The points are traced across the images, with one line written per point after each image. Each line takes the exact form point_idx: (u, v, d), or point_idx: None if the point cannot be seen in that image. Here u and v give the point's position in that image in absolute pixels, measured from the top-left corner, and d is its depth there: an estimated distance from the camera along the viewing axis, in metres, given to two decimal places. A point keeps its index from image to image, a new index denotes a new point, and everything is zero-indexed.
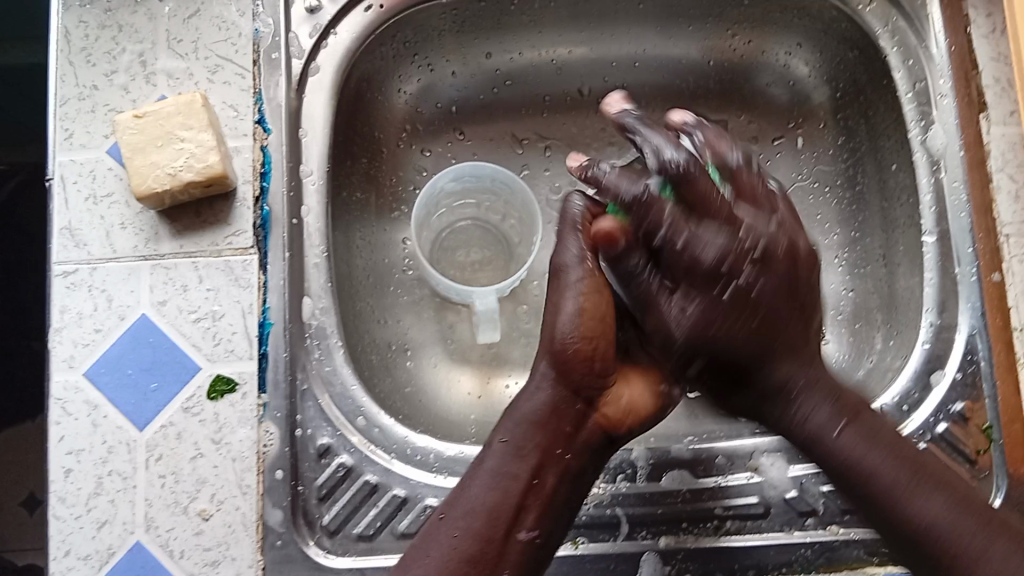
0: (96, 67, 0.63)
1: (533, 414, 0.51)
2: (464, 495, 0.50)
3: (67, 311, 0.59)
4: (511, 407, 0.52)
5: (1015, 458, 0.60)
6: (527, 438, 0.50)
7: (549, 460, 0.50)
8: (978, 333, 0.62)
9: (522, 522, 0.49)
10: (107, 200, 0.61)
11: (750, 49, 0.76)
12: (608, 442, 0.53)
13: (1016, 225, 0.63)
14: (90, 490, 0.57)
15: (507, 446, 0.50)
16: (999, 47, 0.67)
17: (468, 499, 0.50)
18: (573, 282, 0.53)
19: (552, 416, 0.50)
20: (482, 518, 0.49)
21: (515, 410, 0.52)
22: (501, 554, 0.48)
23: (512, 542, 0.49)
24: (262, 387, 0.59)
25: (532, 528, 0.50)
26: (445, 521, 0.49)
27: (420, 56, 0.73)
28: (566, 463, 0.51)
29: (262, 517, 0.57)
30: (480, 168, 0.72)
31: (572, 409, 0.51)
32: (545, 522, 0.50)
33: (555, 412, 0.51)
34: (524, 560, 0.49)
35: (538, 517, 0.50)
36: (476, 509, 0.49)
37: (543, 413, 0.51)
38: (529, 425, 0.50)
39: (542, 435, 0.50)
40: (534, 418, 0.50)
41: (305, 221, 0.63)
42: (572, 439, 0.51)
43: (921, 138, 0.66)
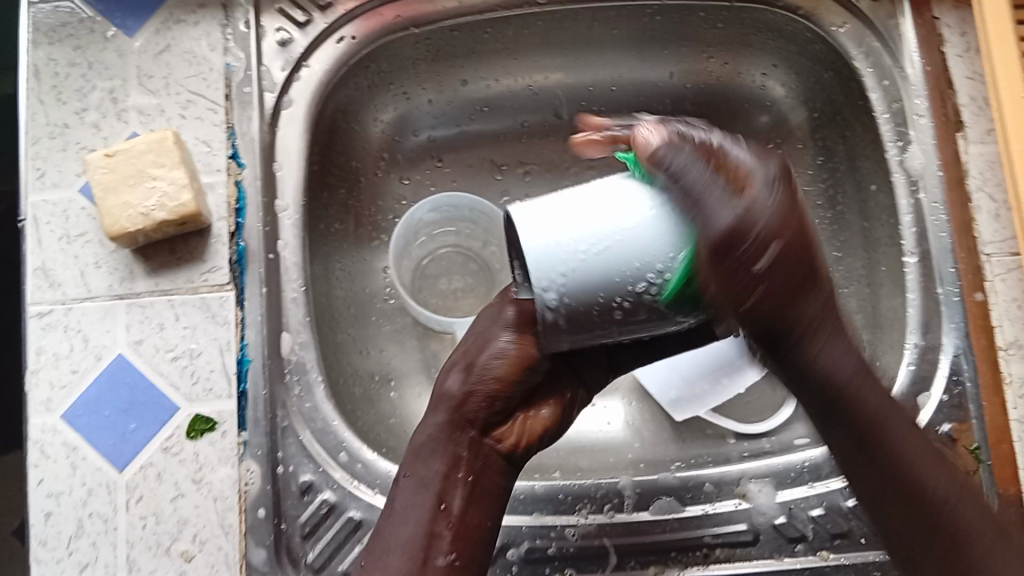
0: (66, 105, 0.62)
1: (426, 450, 0.49)
2: (375, 542, 0.48)
3: (43, 352, 0.58)
4: (407, 456, 0.51)
5: (1004, 477, 0.59)
6: (431, 470, 0.49)
7: (453, 485, 0.48)
8: (962, 354, 0.62)
9: (439, 545, 0.47)
10: (81, 239, 0.60)
11: (726, 71, 0.76)
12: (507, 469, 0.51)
13: (997, 244, 0.63)
14: (70, 533, 0.55)
15: (412, 481, 0.49)
16: (974, 66, 0.67)
17: (381, 543, 0.47)
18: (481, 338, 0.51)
19: (443, 445, 0.49)
20: (393, 550, 0.46)
21: (410, 451, 0.50)
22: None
23: (433, 566, 0.46)
24: (241, 425, 0.58)
25: (450, 553, 0.47)
26: (368, 561, 0.47)
27: (395, 85, 0.72)
28: (475, 492, 0.49)
29: (246, 556, 0.56)
30: (459, 197, 0.71)
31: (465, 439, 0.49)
32: (465, 549, 0.47)
33: (448, 440, 0.49)
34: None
35: (454, 541, 0.47)
36: (388, 543, 0.47)
37: (437, 448, 0.49)
38: (431, 458, 0.49)
39: (443, 462, 0.49)
40: (424, 454, 0.49)
41: (281, 255, 0.63)
42: (473, 468, 0.49)
43: (899, 158, 0.66)
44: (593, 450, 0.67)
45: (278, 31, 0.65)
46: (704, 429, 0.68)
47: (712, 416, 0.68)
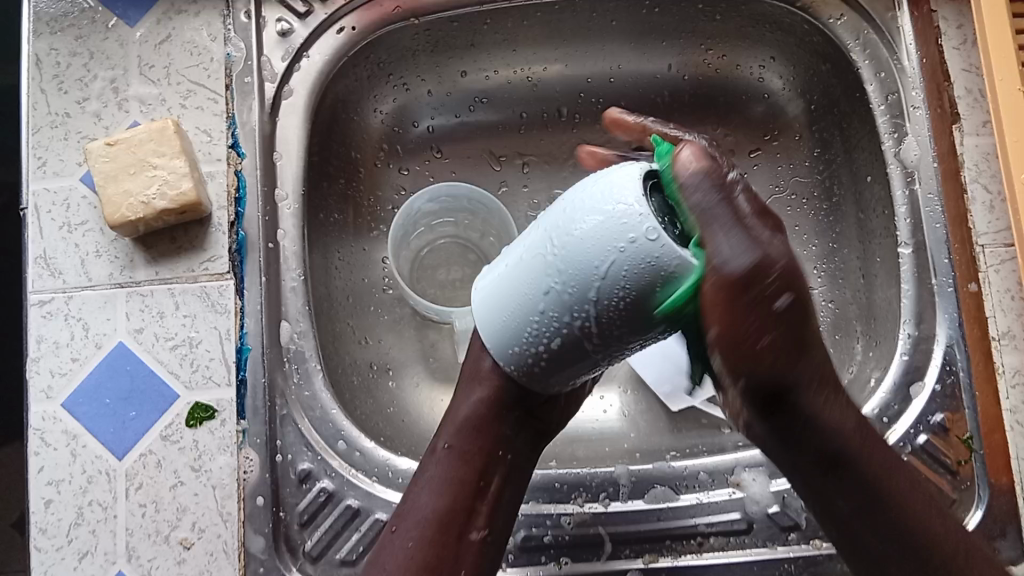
0: (68, 94, 0.63)
1: (466, 422, 0.49)
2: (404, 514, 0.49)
3: (44, 341, 0.59)
4: (442, 420, 0.51)
5: (997, 467, 0.60)
6: (468, 444, 0.49)
7: (492, 462, 0.50)
8: (956, 343, 0.62)
9: (473, 523, 0.48)
10: (82, 228, 0.60)
11: (724, 63, 0.77)
12: (529, 451, 0.52)
13: (990, 235, 0.64)
14: (70, 520, 0.56)
15: (450, 452, 0.49)
16: (970, 58, 0.67)
17: (409, 516, 0.48)
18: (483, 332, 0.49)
19: (487, 422, 0.49)
20: (429, 527, 0.47)
21: (450, 418, 0.50)
22: (458, 554, 0.47)
23: (466, 544, 0.48)
24: (240, 413, 0.58)
25: (483, 528, 0.49)
26: (396, 537, 0.48)
27: (395, 76, 0.73)
28: (507, 467, 0.50)
29: (244, 544, 0.57)
30: (456, 188, 0.71)
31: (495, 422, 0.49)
32: (494, 524, 0.49)
33: (491, 418, 0.49)
34: (478, 559, 0.48)
35: (488, 517, 0.49)
36: (422, 518, 0.48)
37: (480, 421, 0.49)
38: (475, 432, 0.49)
39: (482, 440, 0.49)
40: (466, 424, 0.49)
41: (281, 244, 0.63)
42: (499, 449, 0.50)
43: (894, 150, 0.67)
44: (591, 440, 0.67)
45: (279, 22, 0.65)
46: (699, 417, 0.69)
47: (708, 406, 0.69)
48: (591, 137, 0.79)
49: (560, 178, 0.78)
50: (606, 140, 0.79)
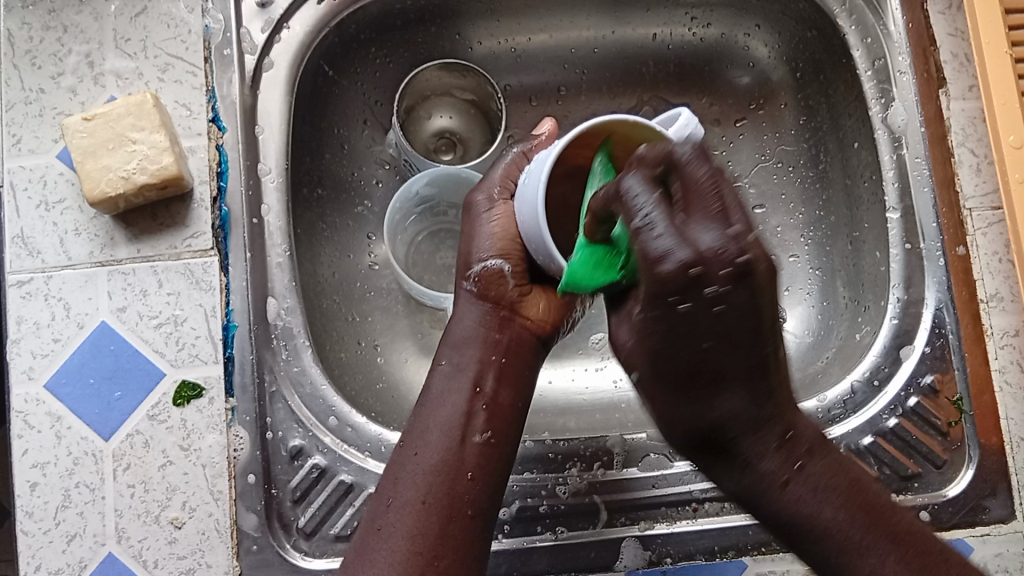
0: (41, 70, 0.61)
1: (467, 339, 0.51)
2: (396, 486, 0.47)
3: (25, 321, 0.57)
4: (416, 434, 0.49)
5: (987, 429, 0.60)
6: (471, 359, 0.50)
7: (486, 369, 0.50)
8: (945, 306, 0.62)
9: (474, 425, 0.48)
10: (60, 206, 0.59)
11: (710, 33, 0.75)
12: (539, 346, 0.53)
13: (977, 199, 0.64)
14: (57, 503, 0.55)
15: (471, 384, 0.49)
16: (955, 22, 0.67)
17: (426, 448, 0.48)
18: (484, 213, 0.52)
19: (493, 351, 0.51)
20: (432, 432, 0.48)
21: (449, 340, 0.52)
22: (464, 459, 0.47)
23: (470, 447, 0.48)
24: (229, 391, 0.58)
25: (485, 431, 0.49)
26: (406, 451, 0.48)
27: (376, 48, 0.71)
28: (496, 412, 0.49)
29: (237, 522, 0.56)
30: (454, 172, 0.67)
31: (498, 323, 0.51)
32: (497, 428, 0.49)
33: (483, 325, 0.51)
34: (487, 461, 0.48)
35: (489, 421, 0.49)
36: (427, 426, 0.49)
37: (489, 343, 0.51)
38: (467, 345, 0.51)
39: (479, 350, 0.50)
40: (463, 339, 0.51)
41: (266, 219, 0.61)
42: (506, 367, 0.51)
43: (882, 116, 0.66)
44: (582, 411, 0.68)
45: None
46: None
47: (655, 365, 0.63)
48: (575, 109, 0.77)
49: None
50: (591, 112, 0.77)
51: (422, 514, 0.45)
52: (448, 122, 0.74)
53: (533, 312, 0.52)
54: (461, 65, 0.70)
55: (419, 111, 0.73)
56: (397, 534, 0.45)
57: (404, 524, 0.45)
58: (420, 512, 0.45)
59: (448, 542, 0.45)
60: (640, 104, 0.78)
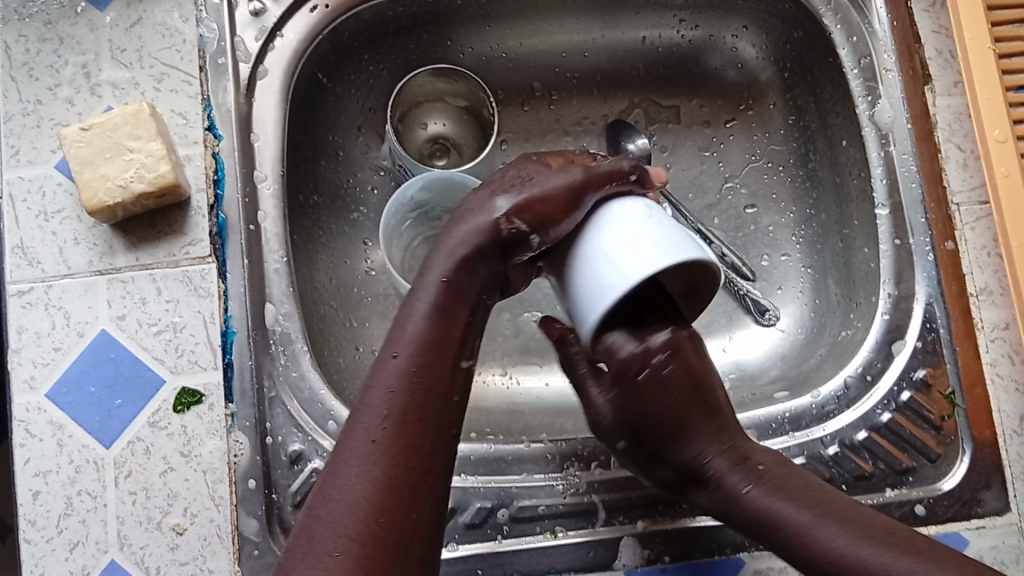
0: (38, 81, 0.61)
1: (463, 255, 0.49)
2: (372, 401, 0.43)
3: (25, 331, 0.58)
4: (400, 335, 0.46)
5: (978, 421, 0.61)
6: (459, 276, 0.48)
7: (467, 298, 0.48)
8: (935, 301, 0.63)
9: (464, 352, 0.46)
10: (59, 216, 0.59)
11: (697, 35, 0.76)
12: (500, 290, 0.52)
13: (965, 194, 0.65)
14: (60, 510, 0.55)
15: (449, 291, 0.47)
16: (940, 20, 0.68)
17: (410, 353, 0.45)
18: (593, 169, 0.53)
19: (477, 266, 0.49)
20: (424, 350, 0.45)
21: (443, 251, 0.49)
22: (452, 383, 0.45)
23: (457, 373, 0.46)
24: (228, 397, 0.58)
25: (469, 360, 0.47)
26: (395, 362, 0.44)
27: (369, 55, 0.72)
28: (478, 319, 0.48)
29: (238, 527, 0.57)
30: (447, 175, 0.68)
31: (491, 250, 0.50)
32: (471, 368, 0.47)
33: (481, 249, 0.49)
34: (466, 386, 0.46)
35: (467, 346, 0.47)
36: (417, 339, 0.45)
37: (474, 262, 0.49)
38: (470, 253, 0.49)
39: (464, 271, 0.48)
40: (462, 259, 0.48)
41: (263, 226, 0.62)
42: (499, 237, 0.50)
43: (869, 113, 0.67)
44: (579, 411, 0.69)
45: (250, 2, 0.65)
46: None
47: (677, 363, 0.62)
48: (567, 112, 0.78)
49: (539, 153, 0.77)
50: (582, 114, 0.78)
51: (410, 431, 0.42)
52: (442, 128, 0.75)
53: (518, 270, 0.53)
54: (452, 71, 0.71)
55: (412, 117, 0.74)
56: (384, 451, 0.42)
57: (391, 434, 0.42)
58: (407, 429, 0.42)
59: (429, 472, 0.42)
60: (631, 106, 0.78)
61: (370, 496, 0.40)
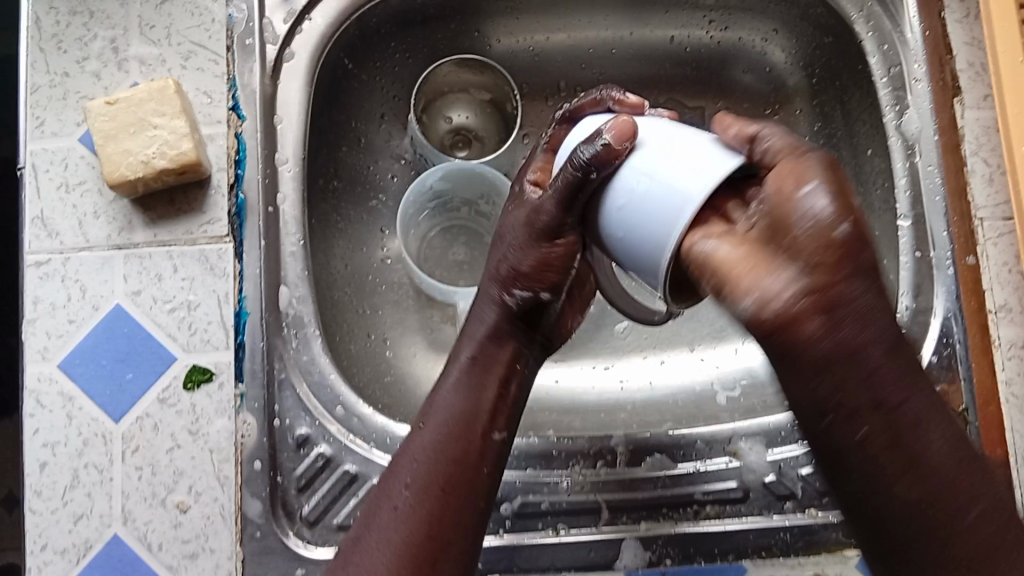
0: (67, 54, 0.62)
1: (486, 331, 0.51)
2: (395, 477, 0.47)
3: (40, 302, 0.58)
4: (424, 415, 0.49)
5: (991, 440, 0.60)
6: (489, 367, 0.50)
7: (508, 370, 0.50)
8: (954, 316, 0.62)
9: (496, 423, 0.49)
10: (80, 189, 0.60)
11: (727, 36, 0.76)
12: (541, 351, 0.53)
13: (989, 209, 0.64)
14: (66, 483, 0.56)
15: (474, 362, 0.50)
16: (973, 32, 0.67)
17: (428, 433, 0.48)
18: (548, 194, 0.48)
19: (507, 337, 0.51)
20: (450, 428, 0.47)
21: (468, 336, 0.51)
22: (482, 453, 0.47)
23: (489, 443, 0.48)
24: (239, 376, 0.58)
25: (504, 430, 0.49)
26: (422, 432, 0.48)
27: (396, 42, 0.72)
28: (523, 375, 0.51)
29: (241, 508, 0.56)
30: (468, 166, 0.67)
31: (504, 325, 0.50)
32: (508, 428, 0.50)
33: (501, 329, 0.50)
34: (501, 459, 0.49)
35: (502, 418, 0.49)
36: (447, 417, 0.48)
37: (501, 333, 0.50)
38: (493, 344, 0.50)
39: (500, 347, 0.50)
40: (489, 332, 0.50)
41: (281, 208, 0.62)
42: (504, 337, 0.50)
43: (895, 123, 0.66)
44: (588, 411, 0.69)
45: None
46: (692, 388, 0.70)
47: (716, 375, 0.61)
48: None
49: None
50: None
51: (437, 503, 0.45)
52: (464, 120, 0.75)
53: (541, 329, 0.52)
54: (479, 61, 0.70)
55: (434, 107, 0.74)
56: (408, 517, 0.45)
57: (417, 508, 0.45)
58: (434, 496, 0.45)
59: (458, 534, 0.45)
60: (656, 106, 0.78)
61: (393, 553, 0.43)
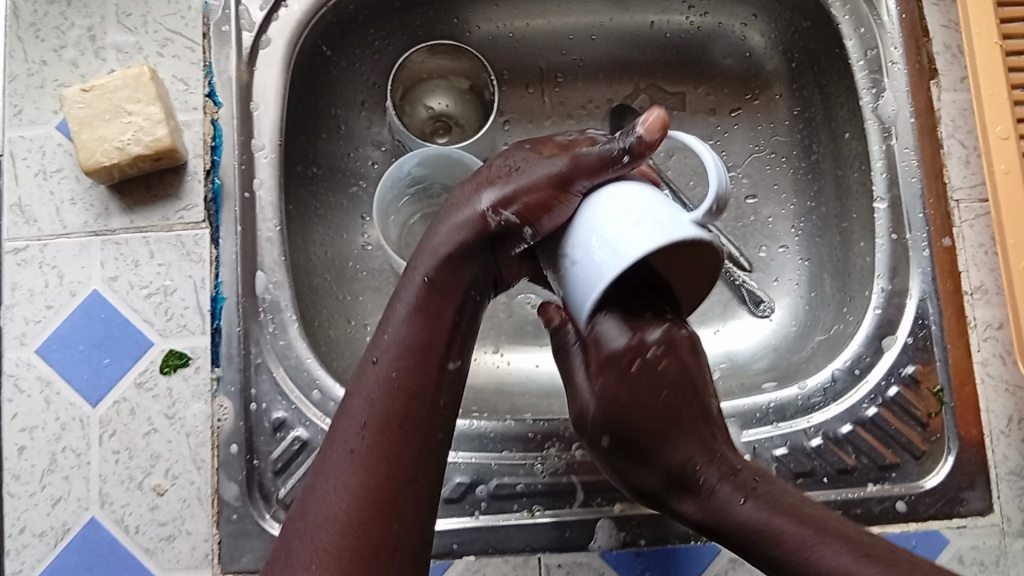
0: (44, 42, 0.62)
1: (448, 253, 0.47)
2: (347, 419, 0.43)
3: (18, 288, 0.58)
4: (370, 354, 0.45)
5: (967, 421, 0.60)
6: (441, 277, 0.46)
7: (450, 299, 0.46)
8: (929, 298, 0.62)
9: (450, 351, 0.45)
10: (57, 176, 0.60)
11: (706, 21, 0.76)
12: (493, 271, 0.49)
13: (966, 190, 0.65)
14: (44, 466, 0.56)
15: (428, 287, 0.46)
16: (949, 14, 0.67)
17: (382, 368, 0.43)
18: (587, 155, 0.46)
19: (463, 260, 0.47)
20: (407, 355, 0.44)
21: (427, 248, 0.48)
22: (437, 383, 0.44)
23: (445, 373, 0.44)
24: (215, 361, 0.59)
25: (459, 358, 0.46)
26: (375, 368, 0.44)
27: (375, 29, 0.72)
28: (473, 305, 0.48)
29: (218, 491, 0.57)
30: (442, 152, 0.68)
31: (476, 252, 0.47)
32: (464, 354, 0.46)
33: (470, 245, 0.47)
34: (456, 388, 0.45)
35: (456, 346, 0.46)
36: (401, 345, 0.44)
37: (455, 258, 0.47)
38: (447, 258, 0.47)
39: (445, 262, 0.47)
40: (448, 254, 0.47)
41: (258, 194, 0.62)
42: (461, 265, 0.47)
43: (872, 106, 0.66)
44: (567, 394, 0.69)
45: None
46: None
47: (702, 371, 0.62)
48: (571, 95, 0.77)
49: (541, 134, 0.77)
50: (587, 98, 0.77)
51: (392, 437, 0.41)
52: (444, 107, 0.75)
53: (506, 263, 0.49)
54: (450, 46, 0.70)
55: (413, 95, 0.74)
56: (362, 462, 0.41)
57: (366, 448, 0.41)
58: (388, 435, 0.41)
59: (414, 463, 0.41)
60: (636, 92, 0.78)
61: (338, 521, 0.39)
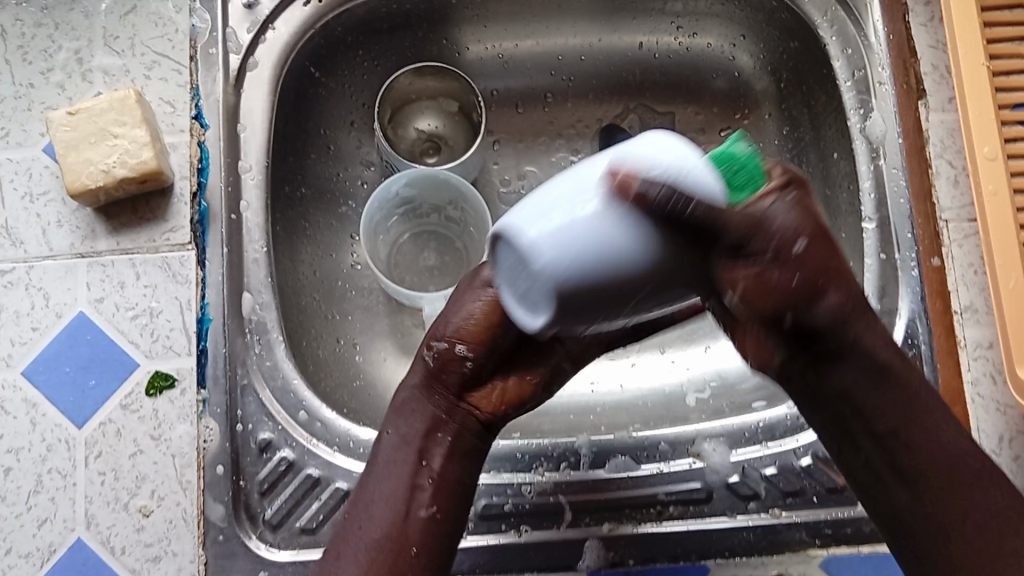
0: (32, 66, 0.62)
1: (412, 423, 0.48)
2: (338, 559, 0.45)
3: (5, 310, 0.59)
4: (351, 506, 0.47)
5: None
6: (410, 428, 0.48)
7: (432, 444, 0.48)
8: (918, 317, 0.62)
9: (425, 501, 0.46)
10: (44, 198, 0.60)
11: (694, 42, 0.76)
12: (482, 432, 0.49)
13: (954, 210, 0.65)
14: (29, 487, 0.56)
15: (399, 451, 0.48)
16: (936, 34, 0.68)
17: (369, 522, 0.46)
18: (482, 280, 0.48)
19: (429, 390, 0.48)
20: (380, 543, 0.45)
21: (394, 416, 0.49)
22: (417, 538, 0.45)
23: (414, 524, 0.45)
24: (201, 382, 0.59)
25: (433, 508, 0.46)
26: (349, 526, 0.46)
27: (364, 50, 0.72)
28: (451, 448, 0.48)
29: (204, 512, 0.57)
30: (428, 172, 0.68)
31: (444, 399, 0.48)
32: (445, 504, 0.47)
33: (426, 392, 0.48)
34: (434, 541, 0.46)
35: (435, 496, 0.46)
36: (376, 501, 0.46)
37: (418, 404, 0.49)
38: (409, 414, 0.49)
39: (423, 421, 0.48)
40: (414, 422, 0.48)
41: (244, 216, 0.62)
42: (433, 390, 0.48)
43: (860, 126, 0.66)
44: (556, 413, 0.68)
45: None
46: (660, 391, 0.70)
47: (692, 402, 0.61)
48: (561, 115, 0.77)
49: (531, 153, 0.77)
50: (576, 117, 0.78)
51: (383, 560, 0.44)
52: (433, 128, 0.75)
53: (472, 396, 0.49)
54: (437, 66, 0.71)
55: (401, 117, 0.74)
56: None
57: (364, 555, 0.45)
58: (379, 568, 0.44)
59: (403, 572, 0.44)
60: (625, 112, 0.78)
61: None
